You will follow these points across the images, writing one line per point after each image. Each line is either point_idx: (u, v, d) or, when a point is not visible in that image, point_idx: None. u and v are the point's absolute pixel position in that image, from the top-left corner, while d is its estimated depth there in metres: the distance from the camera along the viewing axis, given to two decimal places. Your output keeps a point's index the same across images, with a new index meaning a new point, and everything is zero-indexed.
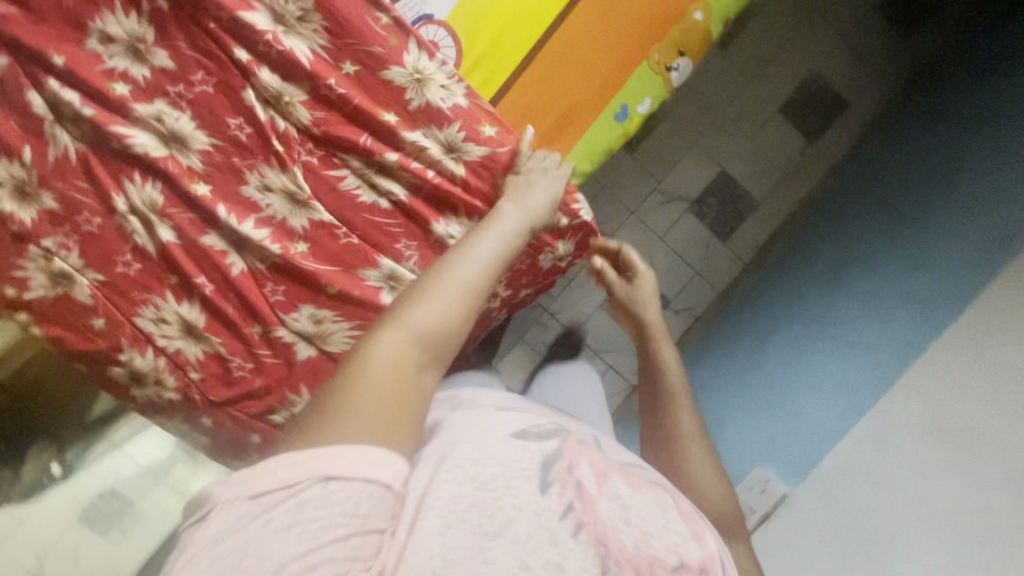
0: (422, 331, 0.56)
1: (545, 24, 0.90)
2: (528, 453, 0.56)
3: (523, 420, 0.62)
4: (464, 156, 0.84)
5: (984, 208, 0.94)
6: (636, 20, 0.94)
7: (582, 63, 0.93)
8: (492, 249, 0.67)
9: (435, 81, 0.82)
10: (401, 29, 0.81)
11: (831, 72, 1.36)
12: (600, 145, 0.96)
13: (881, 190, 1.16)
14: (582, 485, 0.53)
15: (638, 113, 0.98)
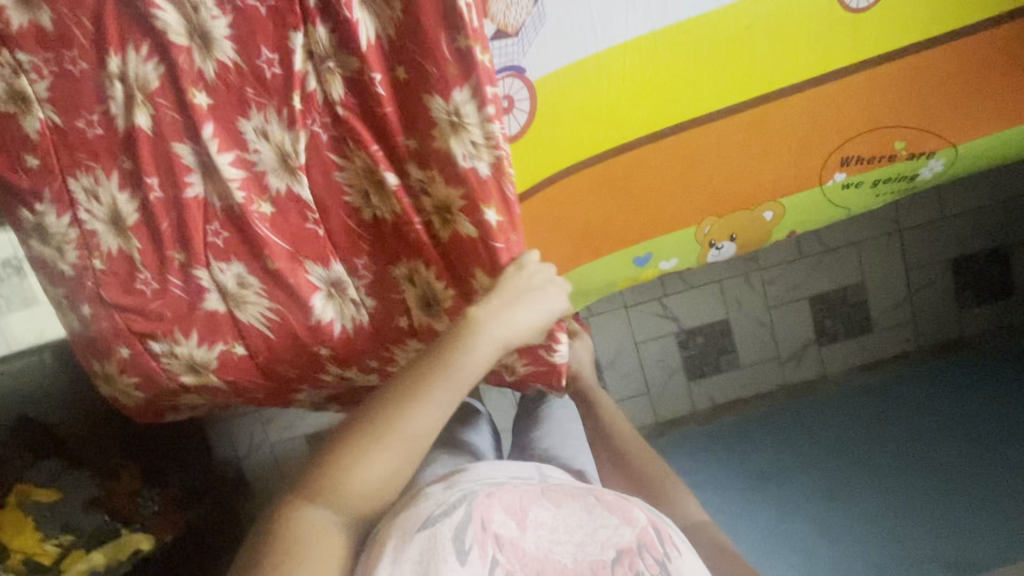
0: (358, 489, 0.54)
1: (624, 137, 0.78)
2: (437, 536, 0.52)
3: (431, 501, 0.56)
4: (454, 223, 0.73)
5: (959, 487, 1.11)
6: (717, 180, 0.80)
7: (646, 184, 0.80)
8: (470, 376, 0.61)
9: (468, 134, 0.69)
10: (468, 65, 0.67)
11: (878, 293, 1.38)
12: (602, 278, 0.88)
13: (879, 413, 1.28)
14: (500, 536, 0.53)
15: (657, 266, 0.89)
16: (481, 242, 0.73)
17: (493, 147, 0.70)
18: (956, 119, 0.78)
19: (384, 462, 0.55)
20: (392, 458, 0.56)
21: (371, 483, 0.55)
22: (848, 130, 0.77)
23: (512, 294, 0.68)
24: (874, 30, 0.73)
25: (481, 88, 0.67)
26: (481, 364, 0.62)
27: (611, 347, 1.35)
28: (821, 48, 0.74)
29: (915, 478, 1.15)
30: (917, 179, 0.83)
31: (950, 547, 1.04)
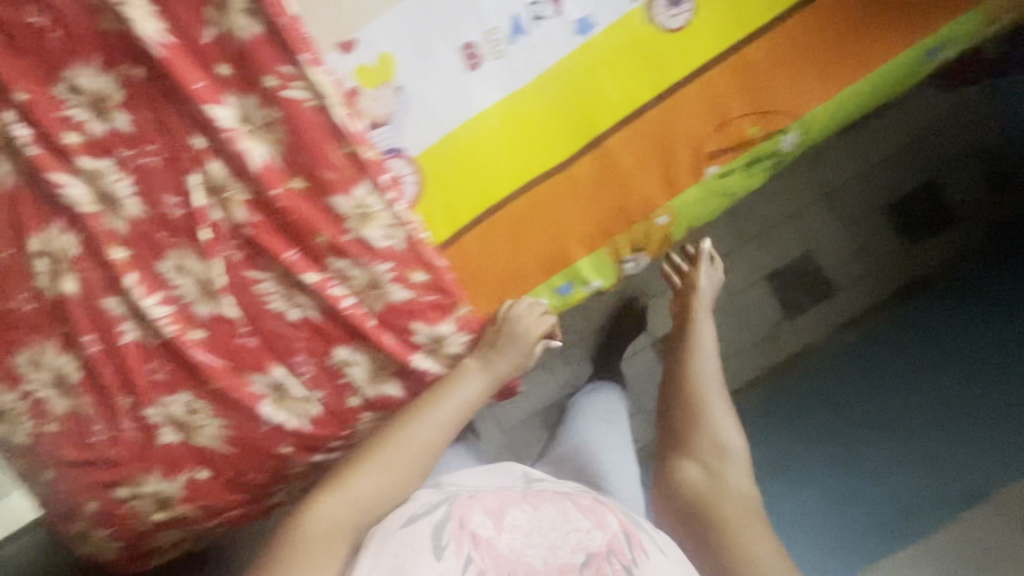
0: (364, 495, 0.60)
1: (511, 185, 0.84)
2: (417, 531, 0.53)
3: (415, 506, 0.59)
4: (384, 295, 0.79)
5: (955, 425, 1.09)
6: (604, 202, 0.86)
7: (545, 222, 0.86)
8: (455, 409, 0.74)
9: (378, 219, 0.78)
10: (358, 163, 0.76)
11: (823, 252, 1.30)
12: None
13: (856, 366, 1.21)
14: (476, 534, 0.53)
15: (582, 290, 0.92)
16: (411, 306, 0.80)
17: (404, 221, 0.78)
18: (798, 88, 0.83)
19: (377, 472, 0.63)
20: (387, 468, 0.64)
21: (372, 490, 0.61)
22: (705, 128, 0.84)
23: (493, 337, 0.81)
24: (696, 40, 0.82)
25: (376, 180, 0.77)
26: (473, 394, 0.76)
27: None
28: (655, 70, 0.83)
29: (913, 422, 1.12)
30: (782, 152, 0.87)
31: (978, 470, 1.04)
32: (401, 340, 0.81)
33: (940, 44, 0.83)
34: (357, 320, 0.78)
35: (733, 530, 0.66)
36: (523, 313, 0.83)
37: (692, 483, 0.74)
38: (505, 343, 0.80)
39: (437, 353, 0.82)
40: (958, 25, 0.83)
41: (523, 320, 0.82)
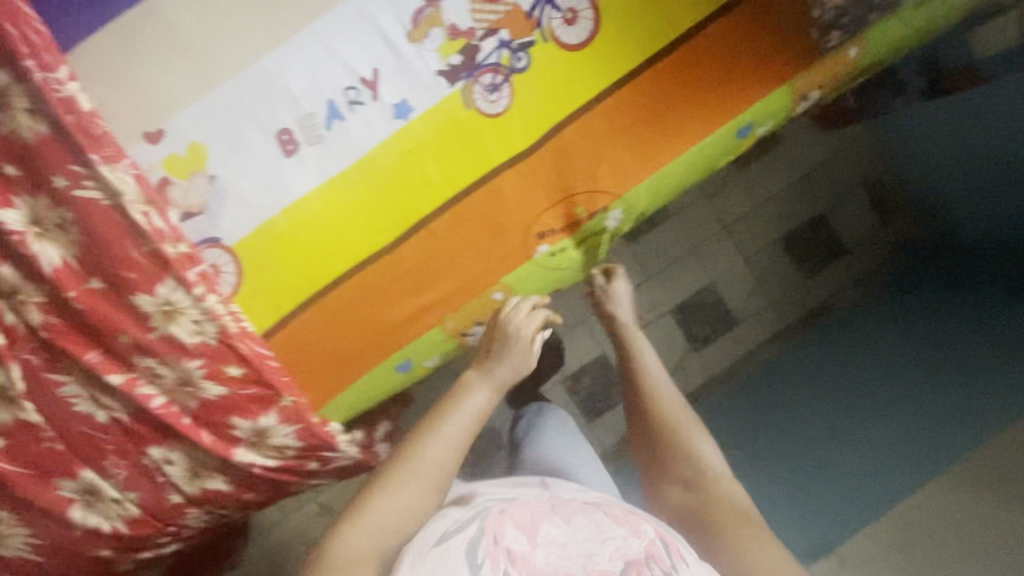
0: (379, 524, 0.60)
1: (337, 269, 0.84)
2: (452, 548, 0.56)
3: (445, 521, 0.61)
4: (197, 392, 0.77)
5: (907, 414, 1.09)
6: (436, 281, 0.86)
7: (375, 304, 0.85)
8: (473, 417, 0.71)
9: (185, 316, 0.76)
10: (161, 261, 0.75)
11: (723, 285, 1.54)
12: (374, 390, 0.90)
13: (805, 377, 1.31)
14: (512, 551, 0.56)
15: (424, 364, 0.92)
16: (227, 401, 0.78)
17: (213, 318, 0.76)
18: (614, 170, 0.85)
19: (395, 496, 0.63)
20: (401, 490, 0.63)
21: (393, 514, 0.61)
22: (529, 209, 0.85)
23: (493, 347, 0.79)
24: (515, 124, 0.83)
25: (181, 277, 0.75)
26: (483, 405, 0.72)
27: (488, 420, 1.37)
28: (477, 151, 0.83)
29: (866, 421, 1.12)
30: (608, 231, 0.90)
31: (949, 444, 1.01)
32: (220, 435, 0.79)
33: (750, 124, 0.86)
34: (168, 419, 0.77)
35: (725, 536, 0.68)
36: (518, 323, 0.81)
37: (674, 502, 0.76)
38: (506, 350, 0.78)
39: (258, 446, 0.81)
40: (765, 105, 0.84)
41: (517, 318, 0.81)
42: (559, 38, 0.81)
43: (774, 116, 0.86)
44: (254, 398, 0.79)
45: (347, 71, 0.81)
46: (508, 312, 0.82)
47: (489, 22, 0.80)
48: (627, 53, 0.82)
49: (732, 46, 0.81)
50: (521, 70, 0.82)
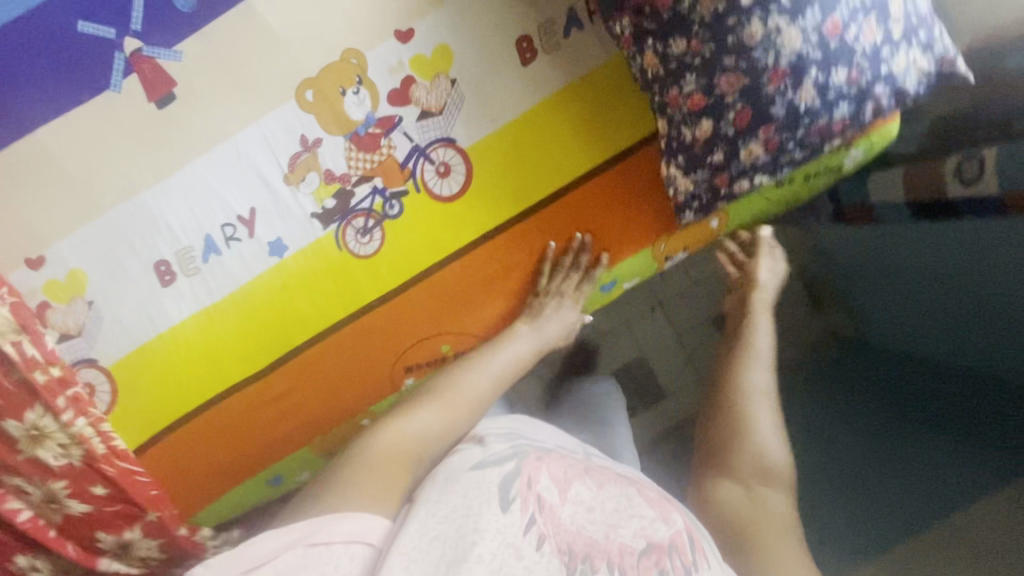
0: (414, 434, 0.64)
1: (209, 390, 0.88)
2: (486, 478, 0.54)
3: (483, 449, 0.59)
4: (62, 508, 0.81)
5: (957, 442, 0.94)
6: (305, 406, 0.90)
7: (246, 424, 0.89)
8: (502, 365, 0.78)
9: (52, 440, 0.78)
10: (32, 387, 0.76)
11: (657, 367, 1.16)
12: (242, 500, 0.94)
13: (843, 409, 1.09)
14: (541, 497, 0.54)
15: (295, 480, 0.95)
16: (94, 516, 0.83)
17: (80, 444, 0.80)
18: (480, 321, 0.90)
19: (432, 416, 0.67)
20: (441, 411, 0.68)
21: (422, 434, 0.64)
22: (398, 346, 0.89)
23: (539, 307, 0.86)
24: (387, 265, 0.86)
25: (48, 402, 0.77)
26: (516, 358, 0.80)
27: None
28: (348, 289, 0.86)
29: (907, 447, 0.97)
30: None
31: (1002, 453, 0.89)
32: (87, 547, 0.84)
33: (614, 280, 0.90)
34: (33, 534, 0.79)
35: (761, 544, 0.62)
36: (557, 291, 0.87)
37: (727, 506, 0.67)
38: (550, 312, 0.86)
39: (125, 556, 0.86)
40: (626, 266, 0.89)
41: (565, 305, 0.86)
42: (430, 188, 0.85)
43: (636, 274, 0.91)
44: (124, 510, 0.84)
45: (225, 208, 0.84)
46: (553, 283, 0.87)
47: (364, 170, 0.83)
48: (494, 208, 0.85)
49: (597, 207, 0.86)
50: (394, 218, 0.85)
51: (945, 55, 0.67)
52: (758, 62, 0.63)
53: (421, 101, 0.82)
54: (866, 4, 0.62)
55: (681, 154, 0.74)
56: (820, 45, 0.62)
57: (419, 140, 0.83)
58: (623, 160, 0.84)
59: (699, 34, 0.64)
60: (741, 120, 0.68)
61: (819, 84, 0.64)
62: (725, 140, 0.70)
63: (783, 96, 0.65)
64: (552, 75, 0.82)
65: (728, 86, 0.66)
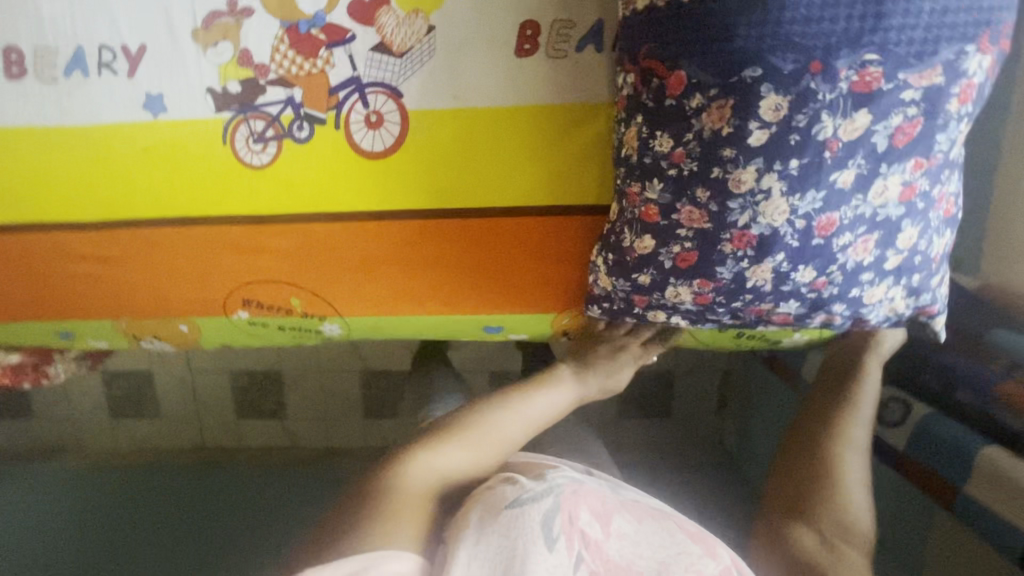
0: (442, 473, 0.62)
1: (25, 214, 0.76)
2: (527, 518, 0.50)
3: (518, 483, 0.55)
4: None
5: None
6: (126, 281, 0.79)
7: (55, 268, 0.79)
8: (546, 407, 0.72)
9: None
10: None
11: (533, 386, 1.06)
12: (27, 335, 0.85)
13: None
14: (586, 534, 0.51)
15: (90, 343, 0.86)
16: None
17: None
18: (345, 294, 0.79)
19: (460, 455, 0.64)
20: (468, 450, 0.65)
21: (440, 466, 0.62)
22: (248, 274, 0.78)
23: (593, 356, 0.76)
24: (271, 188, 0.74)
25: None
26: (558, 404, 0.73)
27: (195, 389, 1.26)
28: (217, 190, 0.74)
29: None
30: (325, 334, 0.83)
31: None
32: None
33: (501, 325, 0.80)
34: None
35: None
36: (615, 341, 0.77)
37: (800, 550, 0.62)
38: (603, 362, 0.76)
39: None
40: (518, 321, 0.79)
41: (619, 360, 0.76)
42: (352, 132, 0.71)
43: (531, 333, 0.81)
44: None
45: (110, 27, 0.68)
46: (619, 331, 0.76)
47: (284, 73, 0.69)
48: (412, 190, 0.73)
49: (514, 249, 0.75)
50: (297, 142, 0.71)
51: (925, 307, 0.59)
52: (730, 213, 0.53)
53: (384, 31, 0.67)
54: (873, 219, 0.52)
55: (613, 252, 0.62)
56: (802, 235, 0.52)
57: (362, 74, 0.68)
58: (563, 218, 0.73)
59: (689, 145, 0.52)
60: (685, 260, 0.57)
61: (779, 273, 0.54)
62: (657, 269, 0.58)
63: (735, 262, 0.55)
64: (541, 84, 0.67)
65: (687, 218, 0.54)
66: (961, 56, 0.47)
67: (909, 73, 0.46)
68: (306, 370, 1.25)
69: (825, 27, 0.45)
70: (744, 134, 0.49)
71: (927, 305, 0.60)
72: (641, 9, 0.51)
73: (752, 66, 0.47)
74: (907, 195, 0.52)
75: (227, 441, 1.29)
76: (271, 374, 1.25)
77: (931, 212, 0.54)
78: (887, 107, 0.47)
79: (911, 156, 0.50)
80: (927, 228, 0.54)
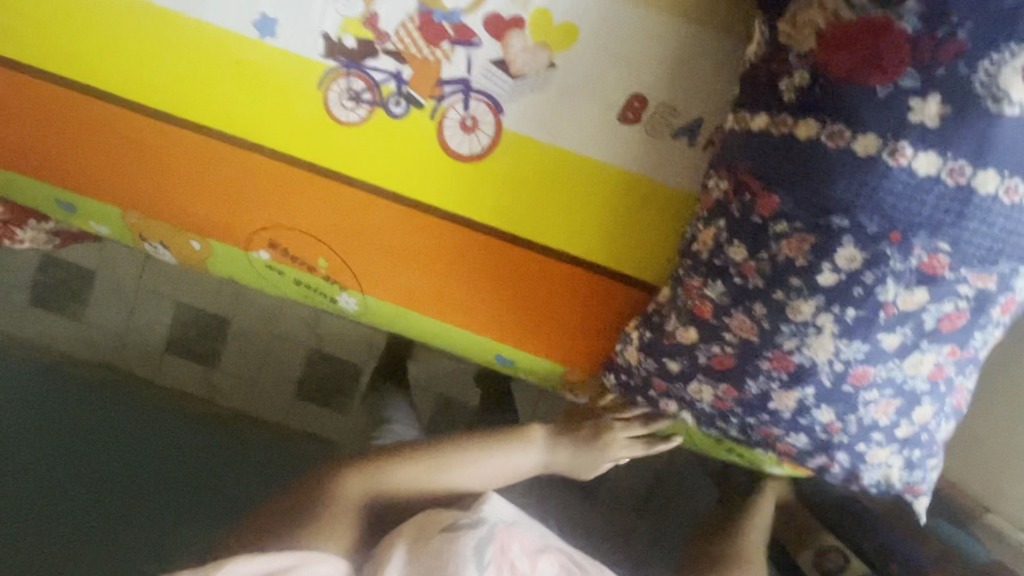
0: (383, 488, 0.77)
1: (83, 76, 0.73)
2: (462, 540, 0.66)
3: (461, 513, 0.71)
4: None
5: None
6: (156, 177, 0.76)
7: (90, 138, 0.75)
8: (500, 459, 0.80)
9: None
10: None
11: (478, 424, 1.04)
12: (29, 196, 0.81)
13: None
14: (512, 565, 0.66)
15: (92, 225, 0.83)
16: None
17: None
18: (372, 271, 0.78)
19: (407, 476, 0.78)
20: (415, 475, 0.78)
21: (388, 484, 0.77)
22: (281, 216, 0.76)
23: (568, 430, 0.82)
24: (343, 146, 0.73)
25: None
26: (517, 462, 0.81)
27: (134, 309, 1.19)
28: (291, 127, 0.73)
29: None
30: (337, 304, 0.82)
31: None
32: None
33: (510, 358, 0.82)
34: None
35: None
36: (600, 422, 0.80)
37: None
38: (578, 440, 0.81)
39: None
40: (530, 361, 0.81)
41: (592, 441, 0.81)
42: (444, 127, 0.72)
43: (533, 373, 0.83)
44: None
45: None
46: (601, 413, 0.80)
47: (402, 49, 0.70)
48: (477, 199, 0.74)
49: (554, 293, 0.76)
50: (388, 115, 0.72)
51: (913, 484, 0.64)
52: (780, 335, 0.56)
53: (509, 51, 0.70)
54: (899, 385, 0.57)
55: (651, 330, 0.66)
56: (836, 378, 0.56)
57: (473, 79, 0.71)
58: (610, 281, 0.75)
59: (761, 262, 0.56)
60: (719, 361, 0.60)
61: (802, 405, 0.58)
62: (690, 360, 0.62)
63: (767, 380, 0.58)
64: (632, 154, 0.71)
65: (737, 326, 0.58)
66: (1013, 274, 0.54)
67: (970, 272, 0.53)
68: (258, 328, 1.18)
69: (911, 206, 0.51)
70: (815, 270, 0.54)
71: (915, 482, 0.65)
72: (755, 129, 0.57)
73: (840, 215, 0.52)
74: (935, 374, 0.57)
75: (143, 371, 1.18)
76: (215, 320, 1.18)
77: (947, 399, 0.60)
78: (943, 293, 0.53)
79: (950, 342, 0.56)
80: (940, 411, 0.60)
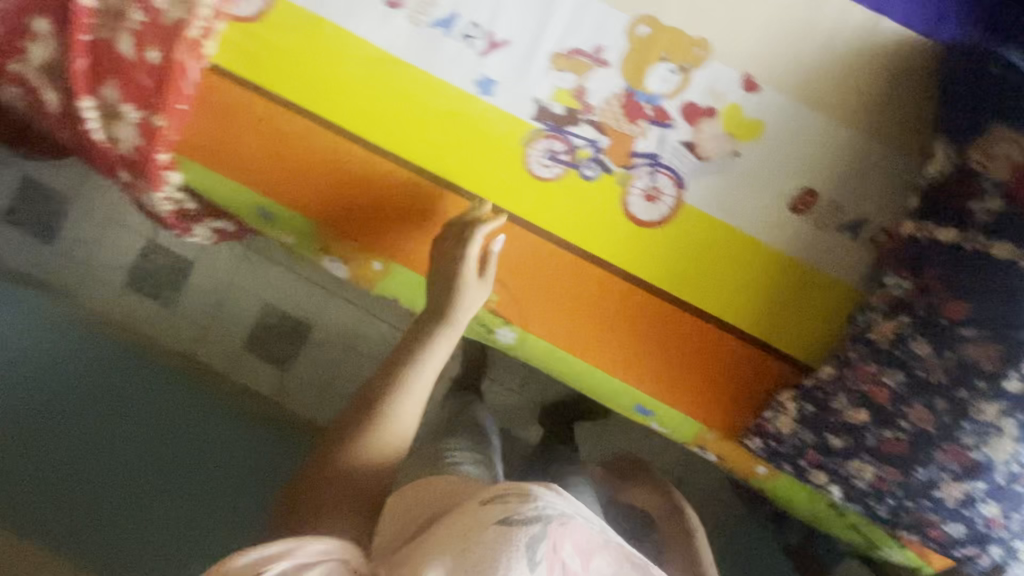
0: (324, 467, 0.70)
1: (308, 104, 0.81)
2: (512, 538, 0.55)
3: (513, 502, 0.58)
4: (116, 36, 0.74)
5: None
6: (357, 201, 0.83)
7: (302, 158, 0.82)
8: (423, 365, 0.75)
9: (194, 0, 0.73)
10: None
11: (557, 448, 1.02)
12: (221, 200, 0.86)
13: None
14: (563, 566, 0.55)
15: (280, 234, 0.89)
16: (125, 67, 0.75)
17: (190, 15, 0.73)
18: (538, 312, 0.84)
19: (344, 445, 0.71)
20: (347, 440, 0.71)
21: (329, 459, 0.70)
22: None
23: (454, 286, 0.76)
24: (533, 198, 0.81)
25: None
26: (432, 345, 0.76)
27: (223, 306, 1.21)
28: (489, 175, 0.81)
29: None
30: (495, 337, 0.88)
31: None
32: (89, 79, 0.76)
33: (652, 410, 0.84)
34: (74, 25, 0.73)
35: None
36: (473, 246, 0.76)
37: None
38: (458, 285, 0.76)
39: (74, 118, 0.79)
40: (674, 416, 0.84)
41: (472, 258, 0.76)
42: (628, 192, 0.80)
43: (673, 429, 0.85)
44: (152, 95, 0.76)
45: (491, 15, 0.78)
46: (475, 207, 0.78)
47: (604, 121, 0.78)
48: (646, 261, 0.80)
49: (707, 356, 0.81)
50: (580, 176, 0.80)
51: None
52: (962, 433, 0.63)
53: (699, 136, 0.78)
54: None
55: (813, 404, 0.71)
56: (1009, 477, 0.63)
57: (662, 155, 0.79)
58: (763, 353, 0.80)
59: (943, 361, 0.63)
60: (891, 446, 0.67)
61: (970, 496, 0.65)
62: (857, 440, 0.69)
63: (940, 471, 0.65)
64: (798, 239, 0.78)
65: (916, 417, 0.65)
66: None
67: None
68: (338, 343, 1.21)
69: None
70: (1001, 378, 0.61)
71: None
72: (942, 240, 0.63)
73: None
74: None
75: (220, 367, 1.20)
76: (299, 326, 1.21)
77: None
78: None
79: None
80: None
